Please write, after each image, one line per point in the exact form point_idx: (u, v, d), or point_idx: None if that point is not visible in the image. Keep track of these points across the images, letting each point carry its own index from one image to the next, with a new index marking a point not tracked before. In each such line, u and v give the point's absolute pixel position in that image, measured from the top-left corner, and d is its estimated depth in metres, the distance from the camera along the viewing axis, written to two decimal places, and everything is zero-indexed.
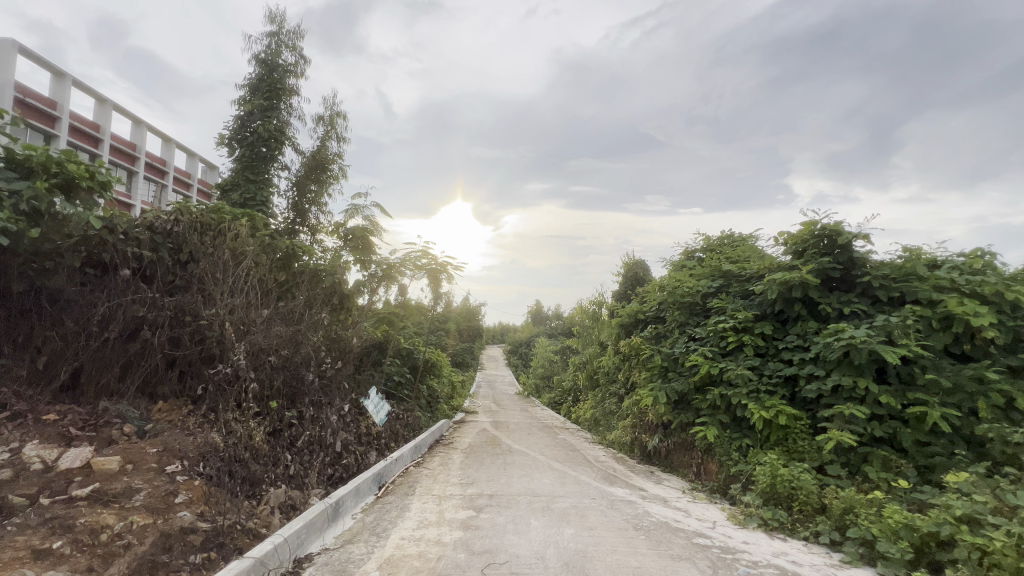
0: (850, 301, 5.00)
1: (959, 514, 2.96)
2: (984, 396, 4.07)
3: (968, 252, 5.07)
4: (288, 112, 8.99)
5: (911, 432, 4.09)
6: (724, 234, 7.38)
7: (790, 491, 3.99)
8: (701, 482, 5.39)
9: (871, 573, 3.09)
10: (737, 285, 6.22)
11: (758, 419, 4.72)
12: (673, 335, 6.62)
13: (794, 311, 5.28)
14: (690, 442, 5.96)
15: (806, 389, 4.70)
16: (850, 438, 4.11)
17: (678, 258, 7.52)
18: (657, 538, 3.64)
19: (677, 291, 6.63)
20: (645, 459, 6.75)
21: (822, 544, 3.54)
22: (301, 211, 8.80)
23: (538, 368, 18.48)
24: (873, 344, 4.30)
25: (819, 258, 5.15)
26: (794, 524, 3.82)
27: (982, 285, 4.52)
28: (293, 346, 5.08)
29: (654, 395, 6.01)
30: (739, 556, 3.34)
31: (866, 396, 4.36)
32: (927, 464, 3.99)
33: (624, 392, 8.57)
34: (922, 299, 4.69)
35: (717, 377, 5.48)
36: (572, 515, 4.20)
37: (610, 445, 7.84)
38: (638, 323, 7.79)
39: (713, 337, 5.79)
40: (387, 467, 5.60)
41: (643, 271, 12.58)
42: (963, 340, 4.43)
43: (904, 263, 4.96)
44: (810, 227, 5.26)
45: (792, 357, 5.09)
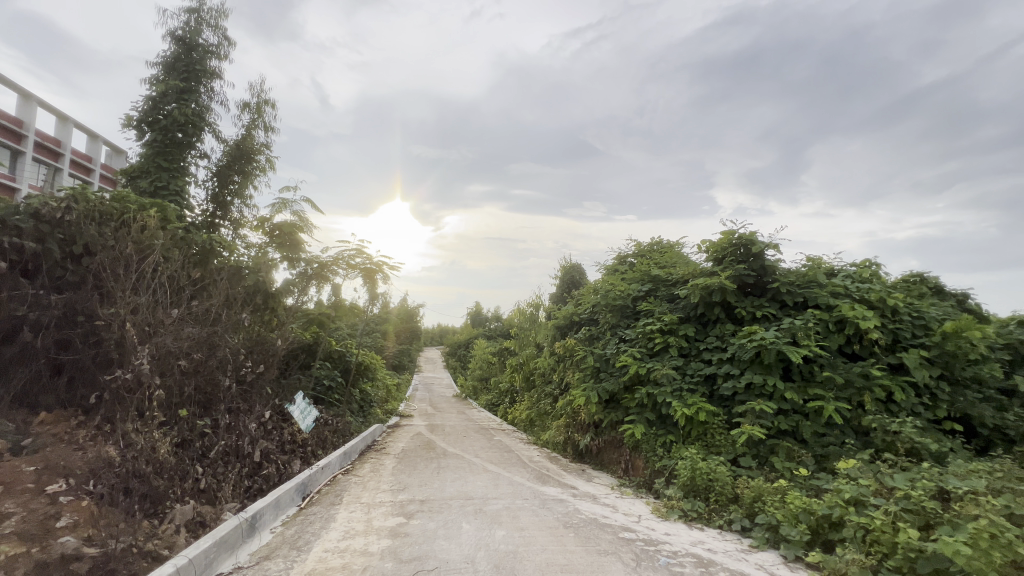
0: (762, 305, 5.44)
1: (848, 497, 3.29)
2: (869, 390, 4.59)
3: (858, 263, 5.73)
4: (209, 96, 8.30)
5: (811, 425, 4.51)
6: (654, 241, 7.76)
7: (707, 483, 4.25)
8: (628, 478, 5.61)
9: (775, 555, 3.36)
10: (665, 289, 6.57)
11: (680, 416, 4.99)
12: (605, 337, 6.86)
13: (714, 314, 5.66)
14: (619, 440, 6.19)
15: (723, 387, 5.05)
16: (759, 432, 4.46)
17: (611, 262, 7.81)
18: (586, 535, 3.73)
19: (609, 295, 6.88)
20: (578, 457, 6.93)
21: (734, 531, 3.81)
22: (222, 202, 8.14)
23: (476, 370, 18.40)
24: (779, 344, 4.71)
25: (736, 265, 5.56)
26: (710, 514, 4.07)
27: (869, 292, 5.11)
28: (208, 348, 4.69)
29: (586, 395, 6.19)
30: (660, 547, 3.51)
31: (774, 393, 4.76)
32: (823, 453, 4.40)
33: (558, 392, 8.75)
34: (822, 304, 5.21)
35: (644, 377, 5.73)
36: (505, 516, 4.21)
37: (544, 445, 7.97)
38: (573, 325, 7.99)
39: (642, 338, 6.06)
40: (312, 476, 5.30)
41: (579, 274, 12.96)
42: (854, 341, 4.96)
43: (807, 271, 5.50)
44: (728, 236, 5.66)
45: (711, 357, 5.44)
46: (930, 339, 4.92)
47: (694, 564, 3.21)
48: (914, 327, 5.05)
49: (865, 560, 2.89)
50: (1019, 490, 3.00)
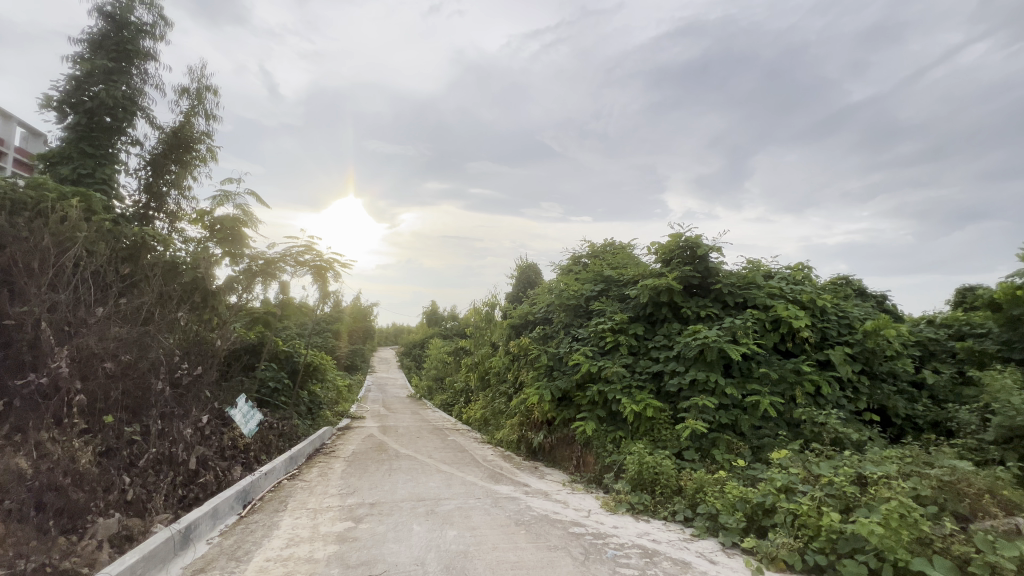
0: (705, 305, 5.71)
1: (779, 485, 3.52)
2: (800, 385, 4.92)
3: (792, 266, 6.13)
4: (142, 79, 7.72)
5: (748, 418, 4.78)
6: (607, 242, 7.96)
7: (653, 476, 4.41)
8: (580, 474, 5.73)
9: (714, 543, 3.54)
10: (616, 289, 6.77)
11: (629, 412, 5.15)
12: (558, 336, 6.96)
13: (662, 313, 5.88)
14: (571, 436, 6.31)
15: (669, 384, 5.25)
16: (702, 426, 4.68)
17: (566, 263, 7.94)
18: (537, 532, 3.78)
19: (563, 295, 6.99)
20: (531, 455, 7.00)
21: (678, 521, 3.98)
22: (156, 193, 7.59)
23: (431, 370, 18.17)
24: (721, 343, 4.96)
25: (682, 267, 5.81)
26: (656, 506, 4.23)
27: (802, 293, 5.48)
28: (139, 349, 4.40)
29: (540, 393, 6.26)
30: (608, 540, 3.61)
31: (716, 388, 5.01)
32: (759, 444, 4.67)
33: (513, 391, 8.80)
34: (759, 304, 5.54)
35: (595, 375, 5.87)
36: (457, 516, 4.19)
37: (498, 444, 7.98)
38: (528, 324, 8.06)
39: (594, 337, 6.21)
40: (255, 482, 5.05)
41: (534, 274, 13.07)
42: (787, 339, 5.29)
43: (747, 273, 5.82)
44: (676, 239, 5.90)
45: (658, 356, 5.64)
46: (853, 336, 5.35)
47: (639, 555, 3.32)
48: (839, 325, 5.47)
49: (794, 543, 3.09)
50: (924, 473, 3.31)
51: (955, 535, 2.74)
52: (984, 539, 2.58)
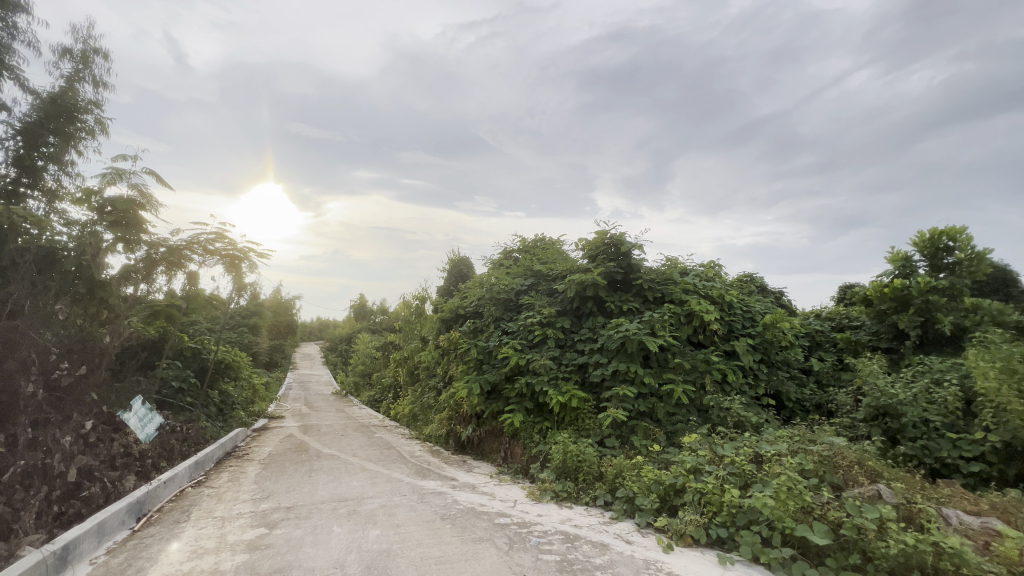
0: (628, 300, 6.00)
1: (689, 466, 3.79)
2: (709, 373, 5.34)
3: (705, 264, 6.64)
4: (10, 34, 6.63)
5: (663, 406, 5.10)
6: (537, 237, 8.10)
7: (576, 464, 4.57)
8: (507, 466, 5.80)
9: (630, 524, 3.75)
10: (546, 283, 6.95)
11: (556, 403, 5.29)
12: (488, 330, 6.99)
13: (588, 307, 6.11)
14: (500, 429, 6.37)
15: (593, 375, 5.46)
16: (622, 414, 4.92)
17: (497, 257, 7.98)
18: (462, 525, 3.78)
19: (493, 288, 7.02)
20: (460, 449, 6.98)
21: (598, 506, 4.16)
22: (31, 166, 6.43)
23: (358, 366, 17.50)
24: (640, 335, 5.25)
25: (607, 262, 6.10)
26: (578, 492, 4.39)
27: (713, 289, 5.96)
28: (4, 347, 3.91)
29: (469, 387, 6.23)
30: (532, 528, 3.69)
31: (635, 378, 5.28)
32: (673, 430, 5.00)
33: (442, 385, 8.71)
34: (675, 299, 5.93)
35: (524, 367, 5.97)
36: (380, 514, 4.08)
37: (426, 439, 7.87)
38: (458, 318, 8.00)
39: (523, 330, 6.31)
40: (152, 492, 4.58)
41: (466, 267, 12.97)
42: (699, 331, 5.71)
43: (665, 270, 6.19)
44: (602, 236, 6.18)
45: (583, 348, 5.84)
46: (754, 329, 5.90)
47: (561, 541, 3.43)
48: (743, 319, 6.00)
49: (700, 519, 3.34)
50: (808, 449, 3.72)
51: (831, 502, 3.11)
52: (853, 504, 2.94)
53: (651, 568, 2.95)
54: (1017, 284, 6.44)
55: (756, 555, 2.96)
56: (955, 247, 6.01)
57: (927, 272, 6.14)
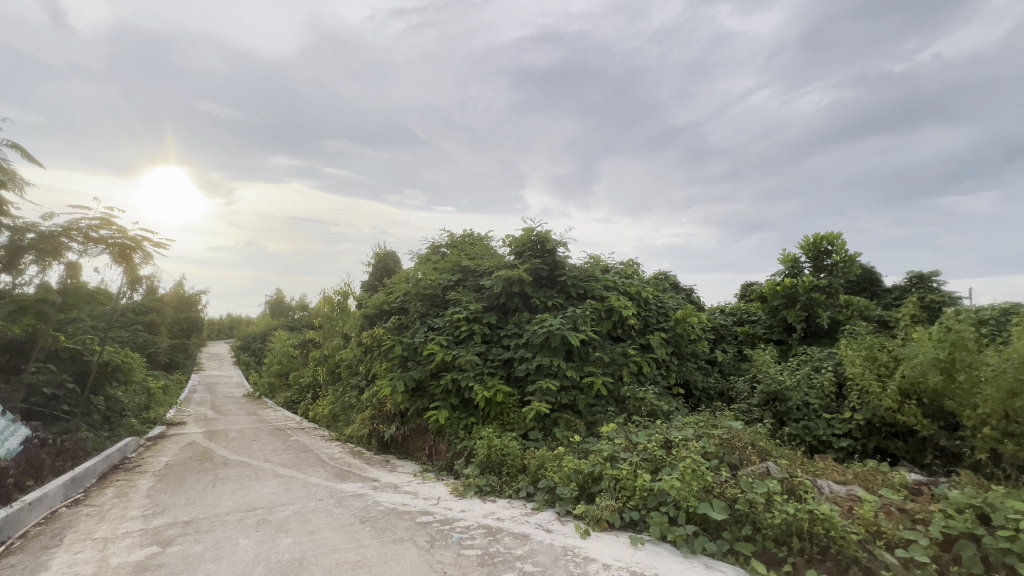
0: (552, 296, 6.16)
1: (606, 454, 3.97)
2: (626, 365, 5.64)
3: (625, 262, 7.00)
4: None
5: (584, 398, 5.31)
6: (466, 232, 8.05)
7: (500, 458, 4.62)
8: (432, 463, 5.73)
9: (550, 513, 3.86)
10: (473, 279, 6.95)
11: (481, 398, 5.31)
12: (413, 326, 6.84)
13: (513, 303, 6.19)
14: (424, 426, 6.27)
15: (518, 369, 5.54)
16: (545, 407, 5.04)
17: (424, 252, 7.82)
18: (382, 526, 3.68)
19: (420, 284, 6.89)
20: (383, 449, 6.78)
21: (521, 497, 4.25)
22: None
23: (273, 365, 16.35)
24: (563, 330, 5.41)
25: (532, 259, 6.25)
26: (502, 486, 4.45)
27: (631, 286, 6.31)
28: None
29: (392, 385, 6.06)
30: (454, 524, 3.68)
31: (559, 372, 5.44)
32: (592, 420, 5.22)
33: (365, 384, 8.39)
34: (596, 295, 6.19)
35: (449, 363, 5.91)
36: (293, 522, 3.85)
37: (347, 440, 7.54)
38: (383, 314, 7.75)
39: (449, 326, 6.25)
40: (14, 515, 3.96)
41: (393, 262, 12.56)
42: (618, 326, 6.00)
43: (588, 268, 6.45)
44: (528, 233, 6.31)
45: (509, 343, 5.91)
46: (667, 323, 6.32)
47: (483, 534, 3.45)
48: (657, 314, 6.41)
49: (615, 504, 3.51)
50: (711, 433, 4.06)
51: (728, 480, 3.41)
52: (746, 481, 3.25)
53: (568, 554, 3.06)
54: (881, 284, 7.46)
55: (664, 534, 3.18)
56: (833, 250, 6.85)
57: (811, 272, 6.94)
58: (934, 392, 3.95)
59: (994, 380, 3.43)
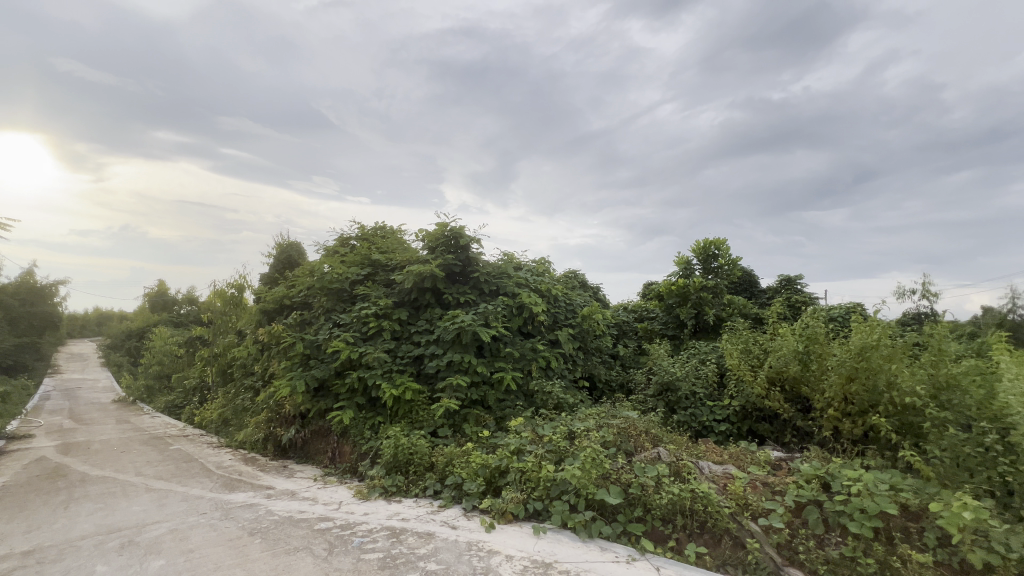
0: (465, 292, 6.14)
1: (513, 448, 4.04)
2: (535, 360, 5.80)
3: (537, 261, 7.21)
4: None
5: (494, 393, 5.37)
6: (377, 225, 7.73)
7: (407, 457, 4.51)
8: (335, 466, 5.44)
9: (457, 509, 3.85)
10: (383, 274, 6.72)
11: (389, 397, 5.14)
12: (317, 322, 6.45)
13: (425, 299, 6.08)
14: (327, 428, 5.93)
15: (428, 366, 5.44)
16: (455, 404, 5.01)
17: (332, 244, 7.39)
18: (274, 537, 3.41)
19: (325, 277, 6.50)
20: (280, 454, 6.31)
21: (428, 496, 4.18)
22: None
23: (152, 366, 14.47)
24: (474, 326, 5.42)
25: (445, 255, 6.18)
26: (408, 485, 4.35)
27: (542, 283, 6.52)
28: None
29: (291, 385, 5.64)
30: (355, 529, 3.52)
31: (469, 368, 5.44)
32: (502, 415, 5.29)
33: (261, 385, 7.73)
34: (508, 291, 6.29)
35: (356, 361, 5.64)
36: (167, 541, 3.44)
37: (240, 446, 6.90)
38: (283, 309, 7.19)
39: (356, 322, 5.97)
40: None
41: (297, 253, 11.70)
42: (529, 322, 6.15)
43: (501, 265, 6.53)
44: (442, 228, 6.24)
45: (420, 340, 5.79)
46: (574, 320, 6.62)
47: (386, 537, 3.35)
48: (566, 311, 6.68)
49: (520, 496, 3.60)
50: (610, 423, 4.31)
51: (624, 466, 3.64)
52: (639, 467, 3.51)
53: (472, 549, 3.07)
54: (757, 285, 8.43)
55: (565, 521, 3.32)
56: (719, 254, 7.62)
57: (701, 273, 7.65)
58: (793, 379, 4.55)
59: (837, 368, 4.05)
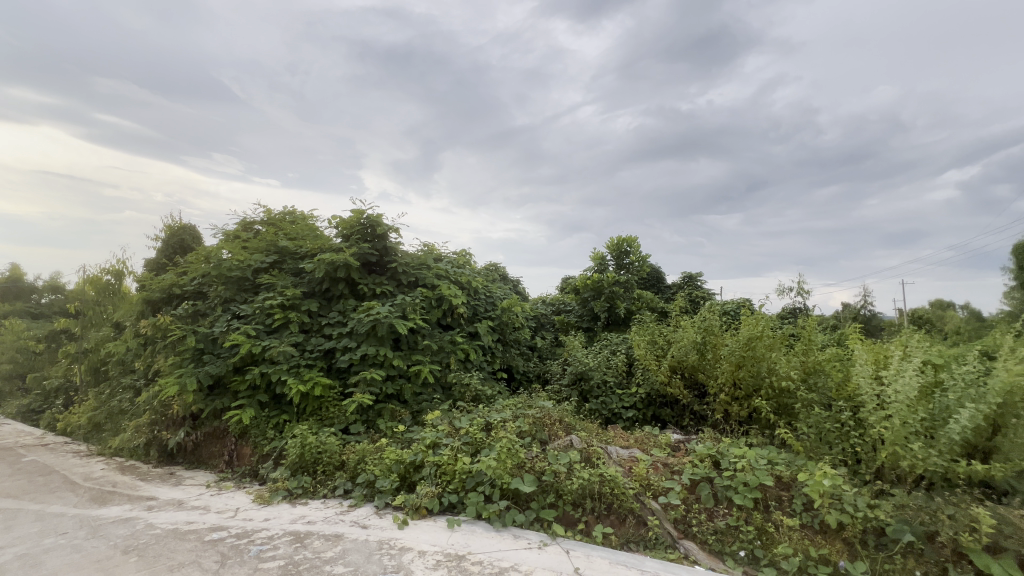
0: (381, 283, 5.91)
1: (429, 441, 3.97)
2: (454, 353, 5.74)
3: (457, 252, 7.12)
4: None
5: (411, 387, 5.25)
6: (286, 209, 7.16)
7: (315, 457, 4.25)
8: (232, 470, 4.99)
9: (370, 507, 3.71)
10: (291, 262, 6.26)
11: (295, 393, 4.80)
12: (213, 313, 5.85)
13: (338, 289, 5.77)
14: (223, 429, 5.41)
15: (340, 360, 5.17)
16: (368, 399, 4.82)
17: (232, 228, 6.72)
18: (155, 554, 3.05)
19: (224, 264, 5.90)
20: (167, 460, 5.65)
21: (337, 496, 3.97)
22: None
23: None
24: (391, 318, 5.23)
25: (361, 243, 5.89)
26: (316, 486, 4.11)
27: (461, 275, 6.48)
28: None
29: (180, 383, 5.06)
30: (254, 537, 3.25)
31: (384, 361, 5.25)
32: (418, 408, 5.19)
33: (144, 384, 6.87)
34: (427, 283, 6.15)
35: (258, 356, 5.20)
36: (13, 570, 2.93)
37: (115, 454, 6.07)
38: (172, 299, 6.42)
39: (259, 314, 5.51)
40: None
41: (191, 236, 10.53)
42: (448, 314, 6.07)
43: (420, 256, 6.37)
44: (358, 215, 5.93)
45: (331, 332, 5.46)
46: (493, 312, 6.66)
47: (288, 543, 3.12)
48: (485, 303, 6.70)
49: (435, 490, 3.55)
50: (526, 413, 4.40)
51: (539, 454, 3.73)
52: (552, 454, 3.62)
53: (383, 548, 2.97)
54: (664, 281, 9.08)
55: (479, 512, 3.33)
56: (631, 252, 8.08)
57: (614, 269, 8.06)
58: (692, 368, 4.95)
59: (728, 357, 4.47)
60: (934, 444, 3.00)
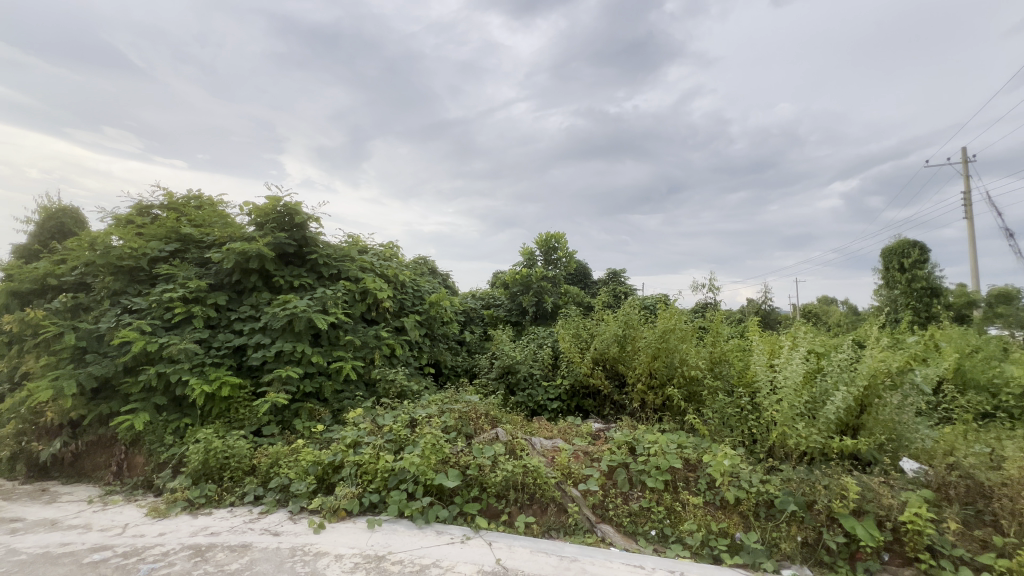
0: (299, 276, 5.56)
1: (350, 440, 3.81)
2: (378, 348, 5.55)
3: (384, 245, 6.88)
4: None
5: (331, 384, 5.00)
6: (190, 192, 6.50)
7: (221, 462, 3.91)
8: (121, 482, 4.47)
9: (283, 513, 3.49)
10: (195, 251, 5.71)
11: (198, 394, 4.39)
12: (99, 307, 5.19)
13: (250, 281, 5.35)
14: (111, 437, 4.83)
15: (251, 358, 4.80)
16: (283, 398, 4.52)
17: (124, 211, 5.98)
18: None
19: (112, 252, 5.24)
20: (37, 476, 4.93)
21: (246, 503, 3.69)
22: None
23: None
24: (309, 313, 4.94)
25: (276, 233, 5.50)
26: (222, 494, 3.79)
27: (387, 268, 6.27)
28: None
29: (54, 387, 4.42)
30: (145, 554, 2.94)
31: (302, 358, 4.94)
32: (339, 407, 4.96)
33: (9, 388, 5.92)
34: (350, 276, 5.88)
35: (154, 354, 4.69)
36: None
37: None
38: (45, 291, 5.59)
39: (156, 308, 4.96)
40: None
41: (73, 218, 9.24)
42: (372, 308, 5.86)
43: (343, 247, 6.07)
44: (274, 202, 5.52)
45: (242, 328, 5.06)
46: (421, 306, 6.52)
47: (186, 558, 2.85)
48: (413, 297, 6.55)
49: (355, 491, 3.42)
50: (452, 408, 4.36)
51: (464, 449, 3.71)
52: (477, 448, 3.62)
53: (296, 555, 2.81)
54: (590, 277, 9.41)
55: (402, 510, 3.26)
56: (559, 248, 8.27)
57: (543, 265, 8.21)
58: (613, 360, 5.19)
59: (645, 349, 4.73)
60: (815, 423, 3.38)
